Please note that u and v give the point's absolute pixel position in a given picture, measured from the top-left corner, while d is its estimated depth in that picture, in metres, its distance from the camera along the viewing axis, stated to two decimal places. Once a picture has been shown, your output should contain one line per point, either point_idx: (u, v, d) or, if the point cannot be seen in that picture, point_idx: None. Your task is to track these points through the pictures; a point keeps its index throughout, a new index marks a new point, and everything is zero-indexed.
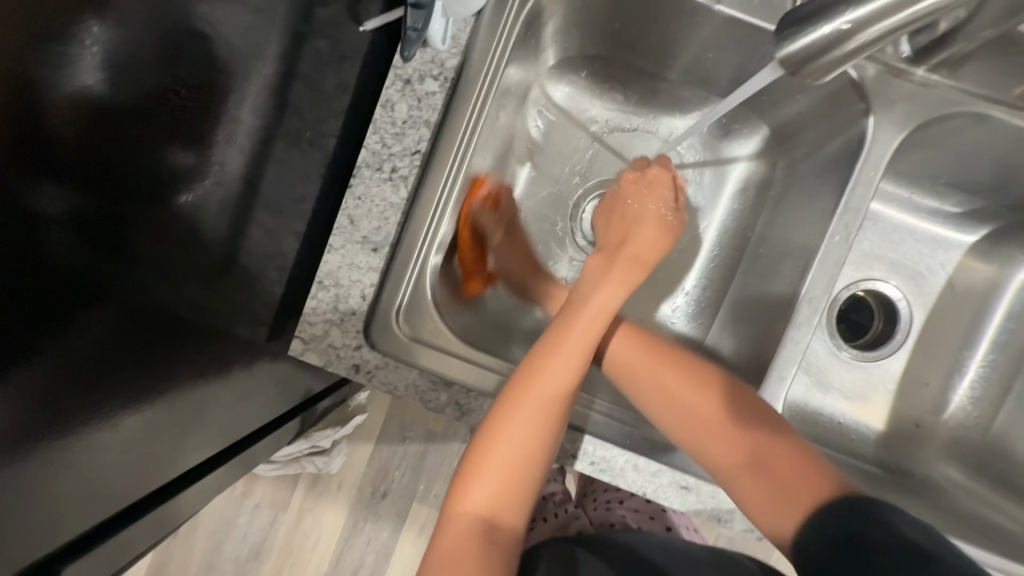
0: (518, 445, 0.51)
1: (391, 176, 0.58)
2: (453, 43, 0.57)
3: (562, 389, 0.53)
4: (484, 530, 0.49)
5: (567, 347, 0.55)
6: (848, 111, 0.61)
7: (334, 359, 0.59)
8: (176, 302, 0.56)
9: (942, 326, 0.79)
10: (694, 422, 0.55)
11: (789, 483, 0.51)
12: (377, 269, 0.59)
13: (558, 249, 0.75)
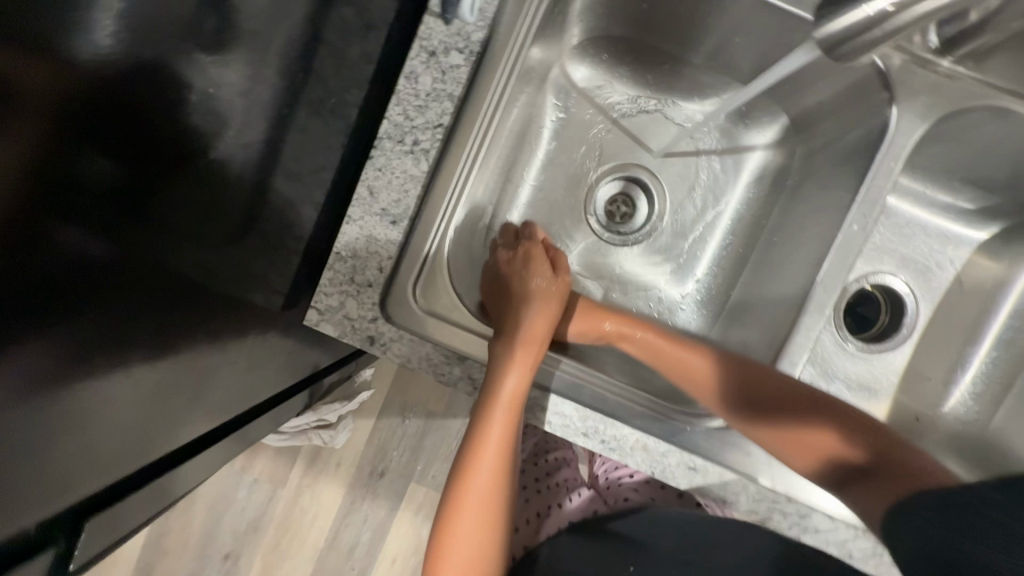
0: (467, 548, 0.53)
1: (413, 150, 0.58)
2: (479, 15, 0.57)
3: (490, 496, 0.54)
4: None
5: (490, 451, 0.55)
6: (871, 100, 0.61)
7: (349, 329, 0.60)
8: (195, 265, 0.56)
9: (949, 321, 0.79)
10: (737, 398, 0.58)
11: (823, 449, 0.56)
12: (395, 242, 0.59)
13: (572, 230, 0.77)
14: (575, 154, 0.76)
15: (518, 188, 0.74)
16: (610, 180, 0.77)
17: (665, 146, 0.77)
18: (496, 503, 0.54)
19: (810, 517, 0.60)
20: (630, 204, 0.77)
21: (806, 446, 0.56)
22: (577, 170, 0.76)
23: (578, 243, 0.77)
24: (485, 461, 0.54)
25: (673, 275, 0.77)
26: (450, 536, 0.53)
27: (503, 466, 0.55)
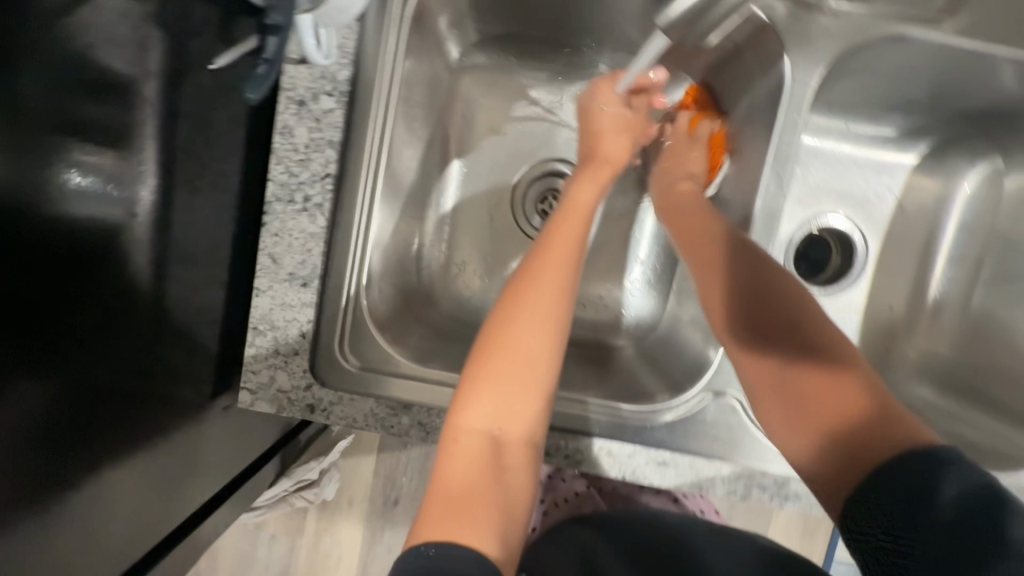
0: (521, 355, 0.48)
1: (305, 207, 0.55)
2: (341, 52, 0.53)
3: (550, 312, 0.50)
4: (492, 447, 0.47)
5: (553, 257, 0.52)
6: (763, 53, 0.59)
7: (286, 403, 0.57)
8: (123, 375, 0.53)
9: (900, 248, 0.78)
10: (787, 345, 0.50)
11: (856, 428, 0.46)
12: (310, 304, 0.56)
13: (507, 242, 0.72)
14: (490, 162, 0.72)
15: (438, 213, 0.70)
16: (535, 180, 0.73)
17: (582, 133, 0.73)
18: (561, 322, 0.51)
19: (788, 484, 0.59)
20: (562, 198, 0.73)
21: (836, 403, 0.47)
22: (497, 178, 0.73)
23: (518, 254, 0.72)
24: (556, 267, 0.52)
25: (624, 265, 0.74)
26: (506, 338, 0.49)
27: (573, 280, 0.52)
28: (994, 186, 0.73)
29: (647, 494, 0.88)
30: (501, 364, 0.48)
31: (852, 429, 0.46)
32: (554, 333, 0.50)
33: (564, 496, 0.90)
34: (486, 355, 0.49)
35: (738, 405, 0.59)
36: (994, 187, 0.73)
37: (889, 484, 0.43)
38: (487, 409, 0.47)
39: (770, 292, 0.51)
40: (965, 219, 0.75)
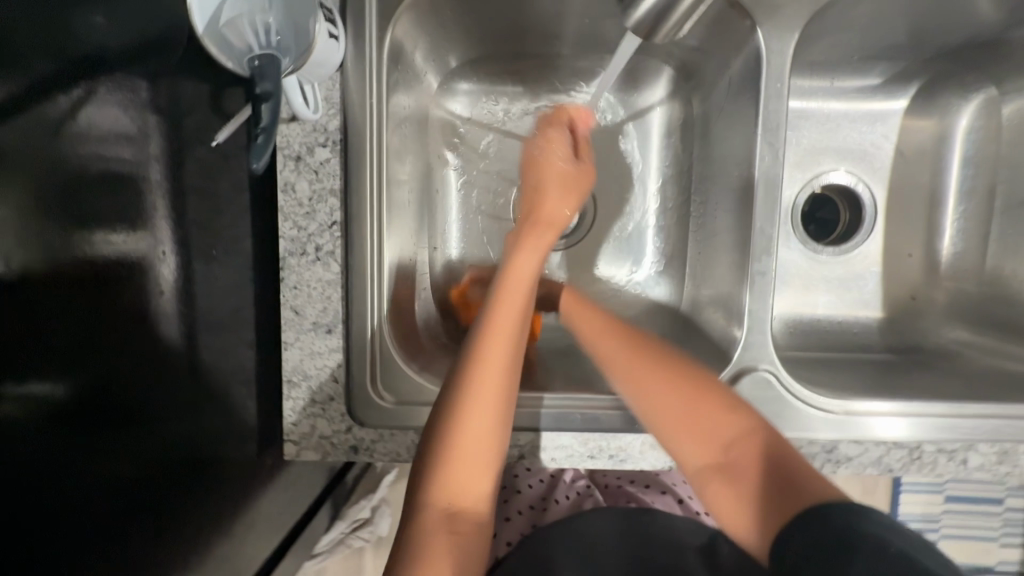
0: (475, 442, 0.48)
1: (318, 256, 0.56)
2: (328, 104, 0.55)
3: (493, 394, 0.49)
4: (442, 525, 0.47)
5: (501, 337, 0.50)
6: (735, 30, 0.59)
7: (329, 448, 0.59)
8: (164, 459, 0.52)
9: (907, 194, 0.77)
10: (681, 409, 0.53)
11: (749, 474, 0.49)
12: (338, 349, 0.58)
13: None
14: (486, 181, 0.73)
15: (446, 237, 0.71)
16: None
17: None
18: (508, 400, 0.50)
19: (838, 449, 0.61)
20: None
21: (731, 451, 0.50)
22: (495, 194, 0.73)
23: None
24: (496, 350, 0.49)
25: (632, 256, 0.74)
26: (448, 426, 0.48)
27: (514, 362, 0.50)
28: (992, 115, 0.71)
29: (653, 498, 0.83)
30: (455, 451, 0.48)
31: (741, 471, 0.49)
32: (499, 414, 0.49)
33: (564, 493, 0.84)
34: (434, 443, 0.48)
35: (772, 377, 0.59)
36: (991, 116, 0.71)
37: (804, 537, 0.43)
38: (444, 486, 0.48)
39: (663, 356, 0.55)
40: (967, 152, 0.74)
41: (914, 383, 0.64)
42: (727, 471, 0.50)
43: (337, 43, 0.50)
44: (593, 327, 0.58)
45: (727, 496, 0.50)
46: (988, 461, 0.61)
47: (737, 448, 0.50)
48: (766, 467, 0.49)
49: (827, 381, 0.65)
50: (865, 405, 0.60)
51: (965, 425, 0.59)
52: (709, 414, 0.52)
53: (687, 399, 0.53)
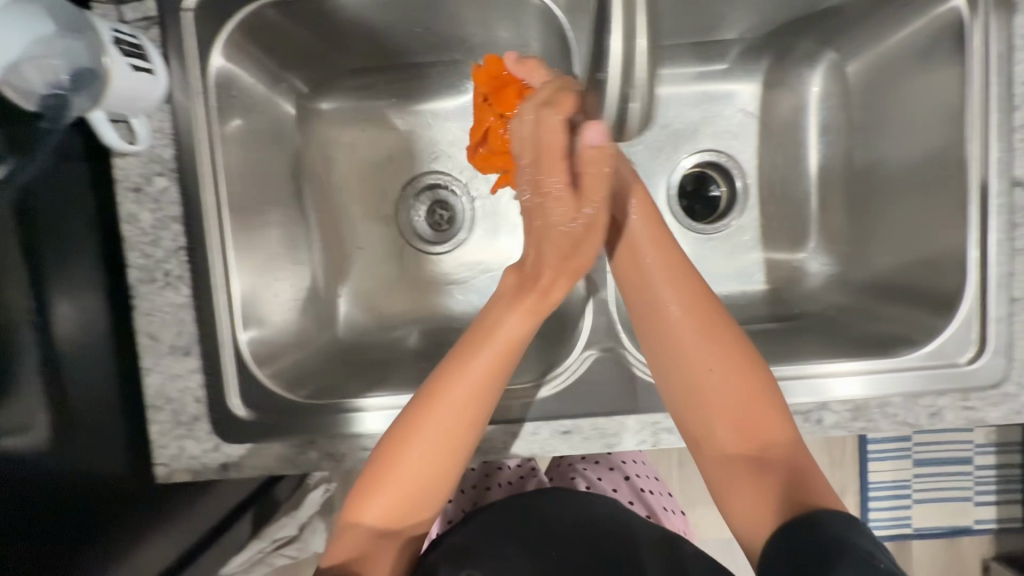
0: (417, 469, 0.48)
1: (167, 281, 0.58)
2: (159, 135, 0.56)
3: (455, 437, 0.48)
4: (382, 538, 0.48)
5: (467, 381, 0.48)
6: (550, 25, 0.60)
7: (200, 467, 0.60)
8: (45, 505, 0.51)
9: (784, 166, 0.76)
10: (720, 386, 0.50)
11: (753, 469, 0.48)
12: (197, 370, 0.59)
13: (404, 264, 0.76)
14: (363, 193, 0.76)
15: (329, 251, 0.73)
16: (412, 198, 0.77)
17: (450, 143, 0.76)
18: (467, 441, 0.49)
19: None
20: (450, 207, 0.77)
21: (754, 443, 0.49)
22: (375, 203, 0.76)
23: (419, 269, 0.76)
24: (466, 390, 0.48)
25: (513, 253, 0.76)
26: (405, 456, 0.48)
27: (484, 402, 0.49)
28: (841, 79, 0.71)
29: (602, 475, 0.84)
30: (397, 476, 0.48)
31: (752, 461, 0.49)
32: (459, 450, 0.49)
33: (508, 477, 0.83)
34: (387, 464, 0.48)
35: (618, 354, 0.61)
36: (840, 79, 0.72)
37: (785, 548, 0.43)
38: (384, 505, 0.48)
39: (719, 337, 0.50)
40: (823, 118, 0.74)
41: (776, 351, 0.64)
42: (755, 468, 0.48)
43: (156, 79, 0.52)
44: (665, 304, 0.51)
45: (742, 488, 0.48)
46: (843, 419, 0.60)
47: (766, 449, 0.49)
48: (778, 472, 0.48)
49: None
50: (823, 364, 0.60)
51: (810, 385, 0.60)
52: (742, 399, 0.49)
53: (723, 383, 0.50)
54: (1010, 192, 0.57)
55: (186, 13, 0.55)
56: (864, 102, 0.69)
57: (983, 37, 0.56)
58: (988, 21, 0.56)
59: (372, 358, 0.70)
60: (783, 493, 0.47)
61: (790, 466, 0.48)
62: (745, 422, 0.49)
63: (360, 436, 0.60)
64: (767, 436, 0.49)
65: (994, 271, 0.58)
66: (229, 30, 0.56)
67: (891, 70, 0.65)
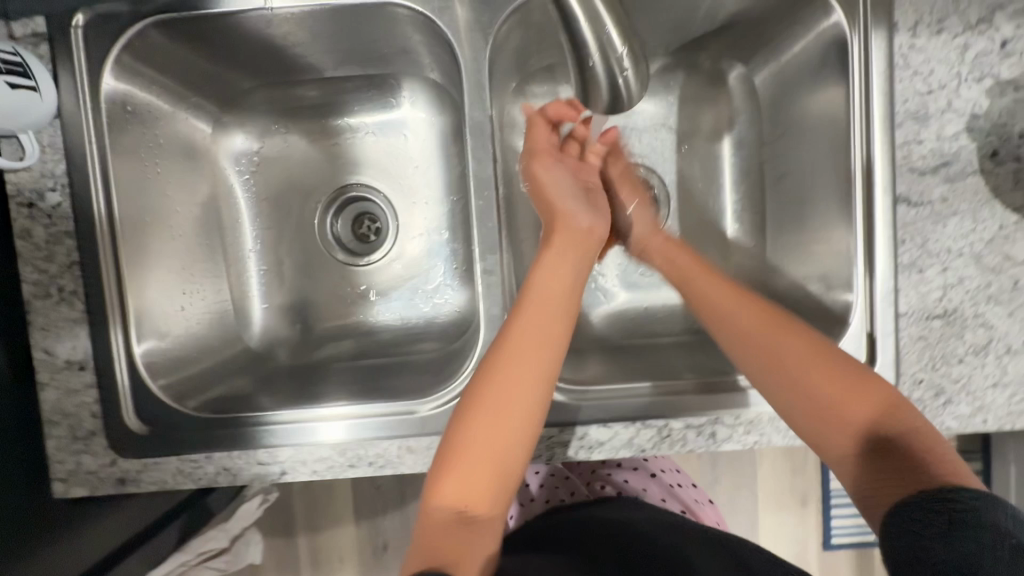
0: (485, 442, 0.48)
1: (62, 297, 0.58)
2: (51, 151, 0.57)
3: (522, 411, 0.49)
4: (457, 524, 0.48)
5: (528, 336, 0.51)
6: (444, 42, 0.60)
7: (97, 483, 0.60)
8: None
9: (706, 182, 0.74)
10: (783, 366, 0.52)
11: (844, 434, 0.49)
12: (93, 385, 0.59)
13: (323, 275, 0.76)
14: (279, 207, 0.75)
15: (243, 263, 0.73)
16: (332, 210, 0.77)
17: (368, 156, 0.77)
18: (533, 415, 0.50)
19: (589, 434, 0.60)
20: (379, 219, 0.78)
21: (841, 426, 0.49)
22: (292, 213, 0.75)
23: (337, 281, 0.77)
24: (528, 361, 0.50)
25: (435, 269, 0.77)
26: (473, 431, 0.49)
27: (546, 362, 0.51)
28: (752, 93, 0.71)
29: (628, 475, 0.84)
30: (473, 445, 0.48)
31: (840, 432, 0.49)
32: (528, 422, 0.49)
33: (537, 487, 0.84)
34: (456, 442, 0.49)
35: None
36: (752, 92, 0.71)
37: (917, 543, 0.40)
38: (454, 487, 0.48)
39: (776, 325, 0.53)
40: (737, 134, 0.72)
41: (679, 366, 0.64)
42: (859, 449, 0.48)
43: (40, 96, 0.53)
44: (725, 309, 0.55)
45: (861, 471, 0.47)
46: (736, 434, 0.60)
47: (869, 425, 0.48)
48: (860, 440, 0.48)
49: (600, 370, 0.65)
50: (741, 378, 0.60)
51: (700, 401, 0.60)
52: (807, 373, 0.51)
53: (795, 364, 0.51)
54: (893, 209, 0.58)
55: (77, 30, 0.56)
56: (772, 116, 0.69)
57: (865, 54, 0.57)
58: (869, 38, 0.57)
59: (285, 372, 0.70)
60: (895, 467, 0.46)
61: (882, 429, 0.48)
62: (835, 404, 0.49)
63: (256, 451, 0.60)
64: (865, 411, 0.49)
65: (884, 285, 0.58)
66: (122, 44, 0.57)
67: (793, 86, 0.65)
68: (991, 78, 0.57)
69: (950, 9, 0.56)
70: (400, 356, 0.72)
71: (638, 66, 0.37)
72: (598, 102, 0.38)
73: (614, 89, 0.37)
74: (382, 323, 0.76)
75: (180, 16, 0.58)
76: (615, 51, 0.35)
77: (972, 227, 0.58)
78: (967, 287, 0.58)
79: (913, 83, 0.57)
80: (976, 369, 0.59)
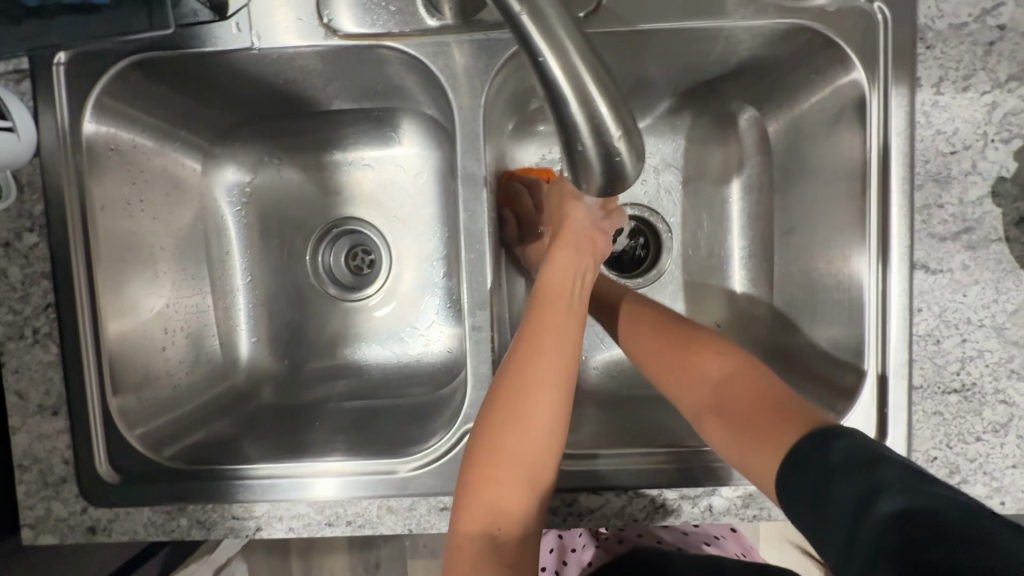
0: (517, 457, 0.48)
1: (36, 339, 0.57)
2: (30, 189, 0.56)
3: (547, 424, 0.49)
4: (494, 550, 0.47)
5: (548, 346, 0.51)
6: (438, 85, 0.57)
7: (66, 531, 0.58)
8: None
9: (713, 227, 0.71)
10: (681, 370, 0.53)
11: (768, 435, 0.47)
12: (65, 430, 0.57)
13: (313, 311, 0.74)
14: (270, 239, 0.72)
15: (232, 298, 0.70)
16: (325, 244, 0.75)
17: (363, 189, 0.74)
18: (557, 426, 0.49)
19: (579, 501, 0.57)
20: (374, 252, 0.75)
21: (759, 434, 0.47)
22: (284, 246, 0.73)
23: (328, 318, 0.74)
24: (549, 371, 0.50)
25: (429, 307, 0.74)
26: (503, 448, 0.48)
27: (568, 368, 0.51)
28: (763, 139, 0.67)
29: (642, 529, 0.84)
30: (500, 465, 0.48)
31: (764, 436, 0.47)
32: (551, 436, 0.49)
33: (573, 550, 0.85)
34: (484, 460, 0.49)
35: None
36: (764, 137, 0.67)
37: (806, 485, 0.43)
38: (484, 513, 0.48)
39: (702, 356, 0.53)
40: (746, 180, 0.69)
41: (678, 428, 0.61)
42: (767, 444, 0.47)
43: (16, 137, 0.51)
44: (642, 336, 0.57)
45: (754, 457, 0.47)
46: (733, 505, 0.57)
47: (771, 421, 0.47)
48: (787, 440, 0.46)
49: (595, 427, 0.62)
50: None
51: (698, 469, 0.56)
52: (701, 376, 0.52)
53: (682, 363, 0.54)
54: (910, 276, 0.54)
55: (58, 67, 0.54)
56: (784, 162, 0.65)
57: (884, 109, 0.54)
58: (889, 93, 0.53)
59: (270, 413, 0.67)
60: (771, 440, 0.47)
61: (793, 424, 0.47)
62: (734, 409, 0.49)
63: (231, 505, 0.57)
64: (777, 416, 0.48)
65: (897, 353, 0.55)
66: (103, 83, 0.55)
67: (807, 135, 0.62)
68: (1021, 140, 0.53)
69: (976, 65, 0.52)
70: (388, 399, 0.70)
71: (634, 142, 0.33)
72: (592, 180, 0.34)
73: (609, 164, 0.33)
74: (372, 362, 0.73)
75: (163, 54, 0.56)
76: (606, 128, 0.32)
77: (994, 297, 0.54)
78: (987, 361, 0.55)
79: (936, 142, 0.53)
80: (994, 449, 0.55)
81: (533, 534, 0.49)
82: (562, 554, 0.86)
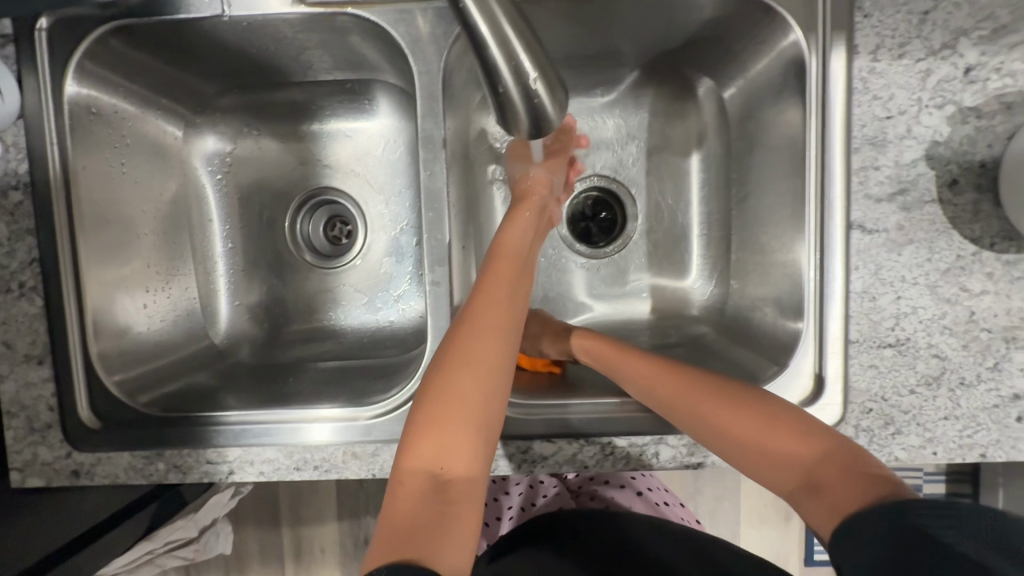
0: (465, 394, 0.50)
1: (22, 292, 0.61)
2: (15, 149, 0.59)
3: (495, 365, 0.52)
4: (435, 488, 0.48)
5: (500, 287, 0.55)
6: (399, 52, 0.60)
7: (53, 474, 0.62)
8: None
9: (675, 197, 0.74)
10: (743, 419, 0.51)
11: (841, 491, 0.46)
12: (50, 378, 0.61)
13: (290, 276, 0.77)
14: (249, 207, 0.75)
15: (211, 261, 0.73)
16: (302, 212, 0.78)
17: (337, 159, 0.77)
18: (502, 361, 0.52)
19: (532, 449, 0.60)
20: (350, 221, 0.78)
21: (839, 493, 0.46)
22: (265, 213, 0.76)
23: (306, 282, 0.77)
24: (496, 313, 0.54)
25: (401, 275, 0.77)
26: (451, 383, 0.50)
27: (514, 306, 0.55)
28: (722, 108, 0.70)
29: (615, 491, 0.89)
30: (450, 397, 0.50)
31: (841, 499, 0.46)
32: (500, 374, 0.52)
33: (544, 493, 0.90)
34: (433, 395, 0.50)
35: None
36: (721, 108, 0.70)
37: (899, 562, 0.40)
38: (428, 450, 0.49)
39: (753, 412, 0.52)
40: (706, 151, 0.72)
41: None
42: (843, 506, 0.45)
43: None
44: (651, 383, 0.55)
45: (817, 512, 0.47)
46: (678, 454, 0.60)
47: (836, 488, 0.46)
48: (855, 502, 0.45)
49: (553, 382, 0.65)
50: None
51: (646, 418, 0.60)
52: (789, 450, 0.50)
53: (764, 436, 0.51)
54: (847, 235, 0.57)
55: (40, 33, 0.58)
56: (740, 132, 0.68)
57: (823, 72, 0.56)
58: (827, 59, 0.56)
59: (247, 371, 0.71)
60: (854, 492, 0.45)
61: (863, 494, 0.45)
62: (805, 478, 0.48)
63: (205, 450, 0.61)
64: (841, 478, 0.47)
65: (836, 308, 0.58)
66: (83, 50, 0.58)
67: (757, 103, 0.64)
68: (954, 105, 0.55)
69: (911, 33, 0.55)
70: (362, 359, 0.73)
71: (554, 94, 0.38)
72: (518, 122, 0.39)
73: (535, 105, 0.38)
74: (347, 325, 0.77)
75: (141, 21, 0.59)
76: (528, 77, 0.36)
77: (928, 256, 0.57)
78: (921, 317, 0.57)
79: (872, 108, 0.56)
80: (927, 402, 0.58)
81: (477, 482, 0.49)
82: (531, 497, 0.90)
